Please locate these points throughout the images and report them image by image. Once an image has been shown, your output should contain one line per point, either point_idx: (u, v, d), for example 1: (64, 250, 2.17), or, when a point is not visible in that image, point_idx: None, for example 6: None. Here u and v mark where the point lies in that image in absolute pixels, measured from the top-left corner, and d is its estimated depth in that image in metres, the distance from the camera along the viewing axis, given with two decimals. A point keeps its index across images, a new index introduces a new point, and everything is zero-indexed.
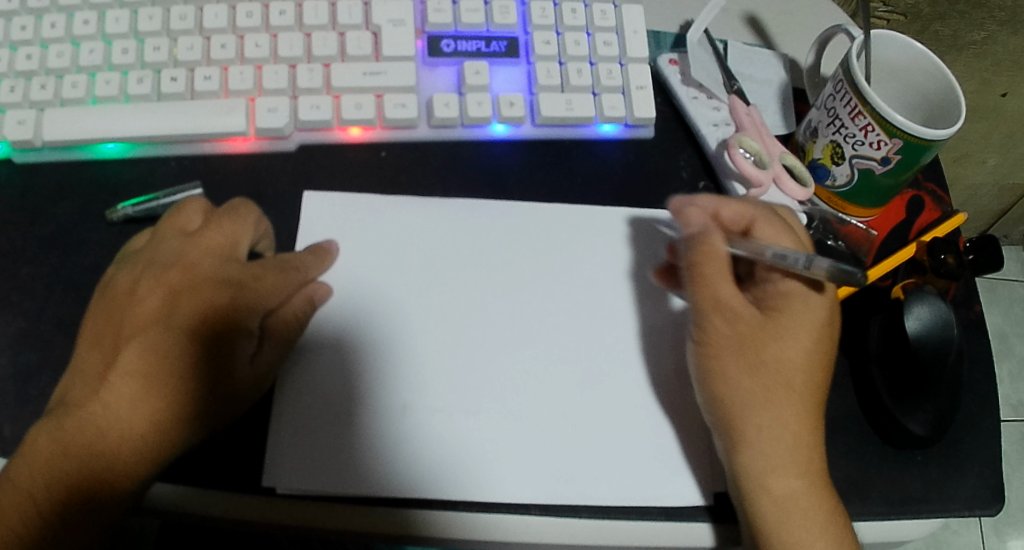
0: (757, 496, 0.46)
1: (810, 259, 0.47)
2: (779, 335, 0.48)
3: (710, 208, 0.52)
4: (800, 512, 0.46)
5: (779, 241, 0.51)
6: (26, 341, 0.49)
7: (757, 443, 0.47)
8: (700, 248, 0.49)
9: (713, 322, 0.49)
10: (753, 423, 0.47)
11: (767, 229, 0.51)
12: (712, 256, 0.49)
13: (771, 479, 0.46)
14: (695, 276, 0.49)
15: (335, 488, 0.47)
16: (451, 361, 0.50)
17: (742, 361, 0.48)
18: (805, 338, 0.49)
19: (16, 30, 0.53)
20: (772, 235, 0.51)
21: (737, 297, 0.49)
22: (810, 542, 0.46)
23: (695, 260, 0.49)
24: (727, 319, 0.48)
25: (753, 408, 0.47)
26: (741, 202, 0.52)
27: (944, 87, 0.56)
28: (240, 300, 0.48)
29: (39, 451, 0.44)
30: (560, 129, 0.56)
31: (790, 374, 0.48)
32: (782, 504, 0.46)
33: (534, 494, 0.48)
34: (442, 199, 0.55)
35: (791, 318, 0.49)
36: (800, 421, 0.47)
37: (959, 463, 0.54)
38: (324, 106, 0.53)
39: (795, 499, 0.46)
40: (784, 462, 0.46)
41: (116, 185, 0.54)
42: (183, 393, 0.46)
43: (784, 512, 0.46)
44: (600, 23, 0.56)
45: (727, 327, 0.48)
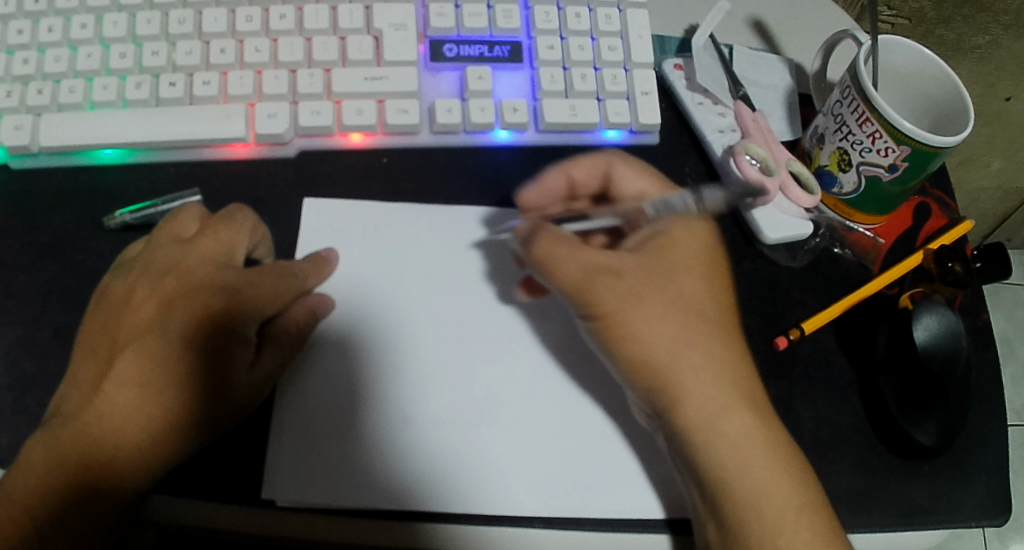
0: (710, 445, 0.47)
1: (698, 196, 0.50)
2: (664, 272, 0.50)
3: (563, 175, 0.54)
4: (755, 450, 0.47)
5: (638, 181, 0.53)
6: (22, 350, 0.48)
7: (695, 392, 0.47)
8: (546, 241, 0.49)
9: (596, 292, 0.49)
10: (684, 369, 0.47)
11: (624, 173, 0.53)
12: (559, 239, 0.50)
13: (719, 423, 0.47)
14: (544, 265, 0.49)
15: (337, 500, 0.46)
16: (452, 372, 0.50)
17: (647, 314, 0.48)
18: (697, 271, 0.51)
19: (13, 34, 0.52)
20: (631, 178, 0.53)
21: (603, 258, 0.50)
22: (772, 480, 0.46)
23: (541, 253, 0.49)
24: (608, 281, 0.49)
25: (676, 353, 0.48)
26: (592, 160, 0.54)
27: (952, 93, 0.55)
28: (236, 306, 0.47)
29: (34, 463, 0.43)
30: (564, 136, 0.55)
31: (700, 309, 0.49)
32: (738, 446, 0.47)
33: (539, 506, 0.47)
34: (446, 205, 0.55)
35: (671, 252, 0.51)
36: (727, 355, 0.49)
37: (967, 474, 0.53)
38: (325, 112, 0.52)
39: (748, 439, 0.47)
40: (727, 402, 0.47)
41: (113, 191, 0.53)
42: (180, 401, 0.45)
43: (740, 449, 0.47)
44: (604, 27, 0.55)
45: (612, 289, 0.49)
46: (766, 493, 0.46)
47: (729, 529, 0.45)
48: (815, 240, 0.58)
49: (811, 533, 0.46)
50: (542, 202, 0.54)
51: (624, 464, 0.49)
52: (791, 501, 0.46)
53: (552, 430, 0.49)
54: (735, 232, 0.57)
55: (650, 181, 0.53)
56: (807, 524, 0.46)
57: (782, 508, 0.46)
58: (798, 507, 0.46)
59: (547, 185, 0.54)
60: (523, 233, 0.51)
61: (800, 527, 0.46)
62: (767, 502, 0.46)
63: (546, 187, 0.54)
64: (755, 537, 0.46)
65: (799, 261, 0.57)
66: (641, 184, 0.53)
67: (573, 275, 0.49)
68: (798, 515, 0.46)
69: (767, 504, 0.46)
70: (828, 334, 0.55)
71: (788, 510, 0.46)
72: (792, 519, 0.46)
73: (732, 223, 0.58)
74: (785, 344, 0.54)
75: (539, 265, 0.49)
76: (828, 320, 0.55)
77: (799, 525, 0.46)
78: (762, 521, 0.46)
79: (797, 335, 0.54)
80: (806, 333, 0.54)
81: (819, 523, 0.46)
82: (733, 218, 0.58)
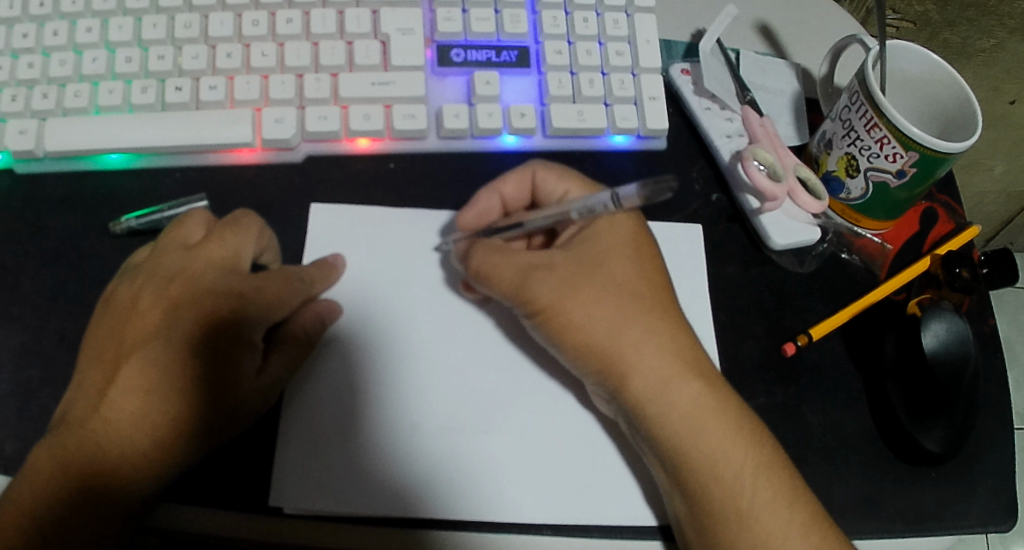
0: (663, 415, 0.46)
1: (616, 195, 0.46)
2: (599, 255, 0.49)
3: (494, 195, 0.52)
4: (707, 415, 0.47)
5: (561, 185, 0.51)
6: (28, 356, 0.48)
7: (641, 368, 0.47)
8: (482, 252, 0.49)
9: (534, 288, 0.47)
10: (629, 346, 0.47)
11: (546, 180, 0.51)
12: (493, 248, 0.49)
13: (668, 393, 0.46)
14: (482, 276, 0.48)
15: (343, 506, 0.46)
16: (459, 378, 0.50)
17: (585, 299, 0.47)
18: (626, 254, 0.49)
19: (17, 38, 0.52)
20: (555, 183, 0.51)
21: (533, 258, 0.49)
22: (735, 449, 0.46)
23: (478, 264, 0.48)
24: (545, 277, 0.48)
25: (619, 332, 0.47)
26: (516, 174, 0.52)
27: (960, 98, 0.55)
28: (243, 311, 0.47)
29: (40, 471, 0.43)
30: (572, 141, 0.55)
31: (633, 286, 0.48)
32: (690, 414, 0.46)
33: (546, 514, 0.47)
34: (453, 212, 0.54)
35: (605, 235, 0.50)
36: (666, 326, 0.48)
37: (975, 479, 0.53)
38: (332, 117, 0.52)
39: (698, 405, 0.47)
40: (672, 372, 0.47)
41: (119, 196, 0.53)
42: (185, 407, 0.45)
43: (694, 422, 0.46)
44: (612, 32, 0.55)
45: (550, 284, 0.48)
46: (722, 457, 0.46)
47: (694, 496, 0.46)
48: (822, 246, 0.58)
49: (772, 492, 0.46)
50: (482, 221, 0.52)
51: (631, 470, 0.49)
52: (750, 463, 0.46)
53: (559, 436, 0.49)
54: (743, 238, 0.57)
55: (574, 181, 0.51)
56: (769, 485, 0.46)
57: (741, 471, 0.46)
58: (766, 475, 0.46)
59: (481, 206, 0.52)
60: (461, 250, 0.51)
61: (762, 488, 0.46)
62: (724, 466, 0.46)
63: (480, 207, 0.52)
64: (718, 501, 0.45)
65: (806, 267, 0.57)
66: (566, 186, 0.51)
67: (508, 275, 0.48)
68: (757, 475, 0.46)
69: (724, 468, 0.46)
70: (836, 340, 0.55)
71: (746, 472, 0.46)
72: (751, 480, 0.46)
73: (740, 229, 0.57)
74: (792, 350, 0.54)
75: (479, 279, 0.49)
76: (836, 325, 0.55)
77: (760, 487, 0.46)
78: (722, 485, 0.46)
79: (805, 341, 0.54)
80: (813, 339, 0.54)
81: (782, 485, 0.46)
82: (741, 223, 0.58)
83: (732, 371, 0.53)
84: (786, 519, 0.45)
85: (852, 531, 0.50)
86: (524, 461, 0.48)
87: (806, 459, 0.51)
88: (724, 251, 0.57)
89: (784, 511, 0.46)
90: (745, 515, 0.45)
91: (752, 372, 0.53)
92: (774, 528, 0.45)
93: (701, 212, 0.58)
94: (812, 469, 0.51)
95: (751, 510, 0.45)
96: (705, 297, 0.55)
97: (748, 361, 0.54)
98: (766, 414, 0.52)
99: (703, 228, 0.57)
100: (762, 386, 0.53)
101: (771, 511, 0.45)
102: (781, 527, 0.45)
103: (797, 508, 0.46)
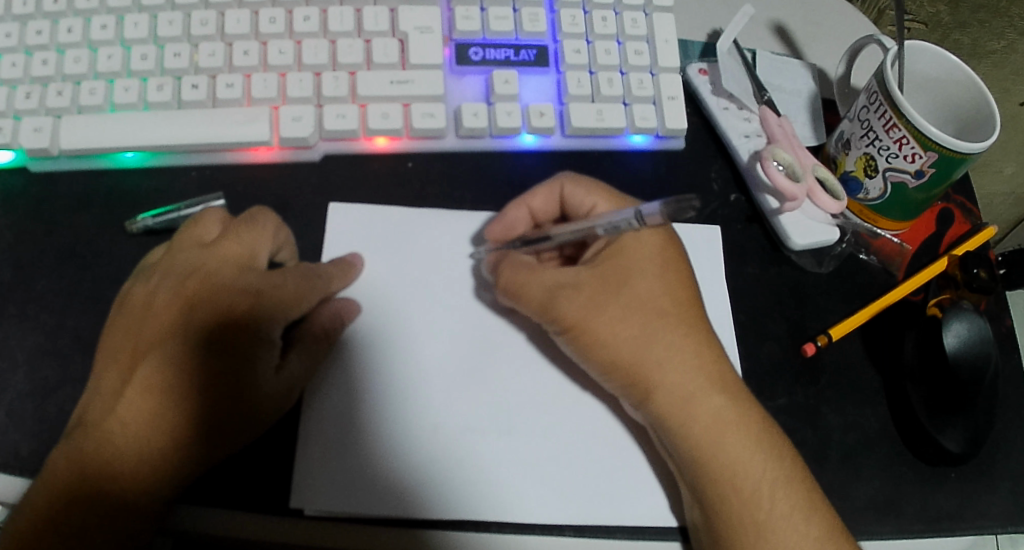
0: (685, 428, 0.46)
1: (639, 213, 0.45)
2: (630, 269, 0.49)
3: (522, 209, 0.52)
4: (730, 429, 0.46)
5: (589, 199, 0.51)
6: (44, 356, 0.48)
7: (665, 383, 0.47)
8: (509, 272, 0.49)
9: (561, 307, 0.48)
10: (653, 361, 0.47)
11: (575, 194, 0.51)
12: (520, 265, 0.49)
13: (692, 407, 0.46)
14: (511, 292, 0.49)
15: (368, 508, 0.45)
16: (480, 379, 0.49)
17: (611, 316, 0.48)
18: (653, 269, 0.49)
19: (31, 35, 0.51)
20: (584, 197, 0.51)
21: (561, 276, 0.49)
22: (755, 462, 0.46)
23: (508, 282, 0.49)
24: (572, 297, 0.48)
25: (643, 348, 0.47)
26: (545, 187, 0.51)
27: (977, 99, 0.55)
28: (260, 308, 0.46)
29: (57, 473, 0.43)
30: (591, 140, 0.55)
31: (658, 302, 0.48)
32: (713, 427, 0.46)
33: (568, 515, 0.46)
34: (471, 212, 0.54)
35: (633, 253, 0.49)
36: (692, 341, 0.48)
37: (994, 480, 0.52)
38: (350, 116, 0.52)
39: (721, 419, 0.46)
40: (696, 387, 0.47)
41: (134, 195, 0.52)
42: (201, 407, 0.44)
43: (716, 434, 0.46)
44: (631, 31, 0.55)
45: (577, 302, 0.48)
46: (742, 469, 0.46)
47: (712, 506, 0.45)
48: (841, 246, 0.57)
49: (791, 505, 0.45)
50: (509, 235, 0.52)
51: (652, 471, 0.48)
52: (769, 475, 0.46)
53: (580, 436, 0.49)
54: (761, 239, 0.57)
55: (601, 195, 0.51)
56: (787, 498, 0.45)
57: (760, 483, 0.46)
58: (784, 487, 0.46)
59: (508, 221, 0.52)
60: (488, 267, 0.51)
61: (780, 500, 0.45)
62: (743, 477, 0.46)
63: (507, 221, 0.52)
64: (736, 512, 0.45)
65: (825, 267, 0.57)
66: (594, 200, 0.51)
67: (535, 295, 0.48)
68: (776, 488, 0.46)
69: (743, 480, 0.46)
70: (855, 340, 0.55)
71: (764, 483, 0.46)
72: (769, 493, 0.45)
73: (759, 229, 0.57)
74: (813, 351, 0.53)
75: (507, 293, 0.49)
76: (856, 326, 0.55)
77: (778, 499, 0.45)
78: (741, 496, 0.45)
79: (825, 341, 0.53)
80: (833, 339, 0.54)
81: (800, 498, 0.46)
82: (760, 224, 0.57)
83: (752, 371, 0.53)
84: (804, 532, 0.45)
85: (873, 532, 0.50)
86: (545, 461, 0.48)
87: (827, 459, 0.51)
88: (743, 251, 0.57)
89: (801, 524, 0.45)
90: (762, 527, 0.45)
91: (772, 373, 0.53)
92: (790, 541, 0.45)
93: (720, 212, 0.57)
94: (833, 470, 0.51)
95: (768, 522, 0.45)
96: (724, 297, 0.55)
97: (768, 361, 0.53)
98: (786, 415, 0.52)
99: (721, 228, 0.57)
100: (782, 387, 0.53)
101: (788, 523, 0.45)
102: (798, 540, 0.45)
103: (814, 522, 0.45)
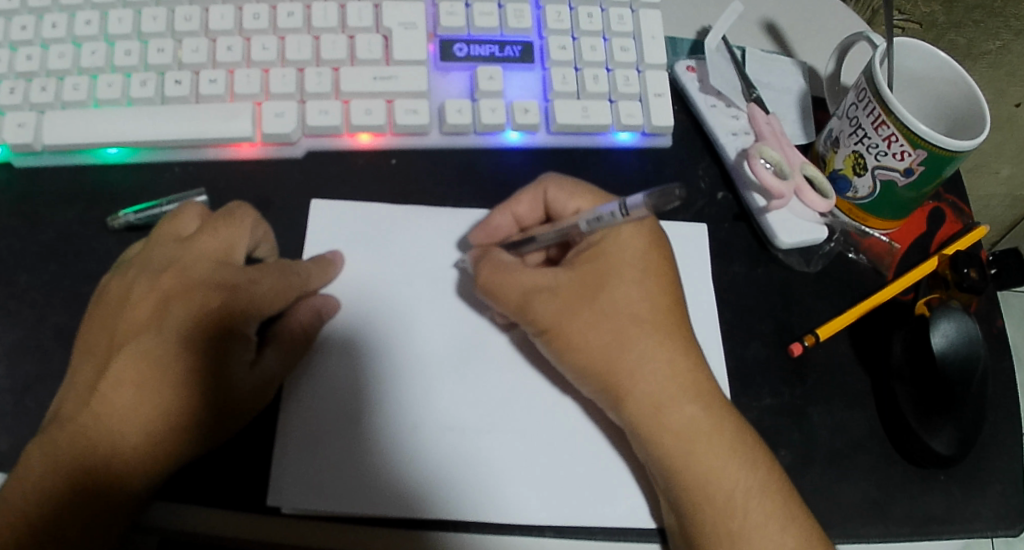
0: (656, 437, 0.46)
1: (625, 206, 0.46)
2: (609, 267, 0.49)
3: (507, 215, 0.52)
4: (702, 438, 0.46)
5: (572, 202, 0.50)
6: (24, 352, 0.47)
7: (639, 390, 0.46)
8: (487, 269, 0.49)
9: (535, 311, 0.48)
10: (624, 368, 0.46)
11: (558, 197, 0.51)
12: (499, 265, 0.49)
13: (663, 417, 0.46)
14: (488, 291, 0.49)
15: (344, 507, 0.45)
16: (461, 378, 0.49)
17: (585, 321, 0.47)
18: (632, 274, 0.48)
19: (15, 30, 0.51)
20: (567, 200, 0.51)
21: (539, 278, 0.48)
22: (729, 468, 0.45)
23: (485, 280, 0.49)
24: (547, 300, 0.48)
25: (616, 356, 0.47)
26: (529, 193, 0.51)
27: (968, 98, 0.54)
28: (233, 304, 0.46)
29: (31, 469, 0.42)
30: (576, 137, 0.54)
31: (634, 309, 0.48)
32: (685, 437, 0.46)
33: (548, 516, 0.46)
34: (455, 209, 0.54)
35: (612, 251, 0.49)
36: (666, 350, 0.47)
37: (982, 483, 0.52)
38: (333, 112, 0.51)
39: (693, 430, 0.46)
40: (668, 396, 0.46)
41: (117, 191, 0.52)
42: (176, 402, 0.44)
43: (691, 440, 0.46)
44: (617, 28, 0.54)
45: (551, 306, 0.48)
46: (715, 478, 0.45)
47: (686, 513, 0.45)
48: (829, 245, 0.57)
49: (764, 516, 0.45)
50: (493, 238, 0.52)
51: (634, 472, 0.48)
52: (742, 485, 0.45)
53: (562, 436, 0.48)
54: (749, 237, 0.57)
55: (585, 197, 0.50)
56: (760, 507, 0.45)
57: (732, 493, 0.45)
58: (758, 495, 0.45)
59: (492, 225, 0.52)
60: (471, 261, 0.51)
61: (753, 510, 0.45)
62: (717, 485, 0.45)
63: (491, 225, 0.52)
64: (708, 521, 0.44)
65: (813, 266, 0.56)
66: (577, 202, 0.50)
67: (511, 295, 0.48)
68: (749, 497, 0.45)
69: (719, 487, 0.45)
70: (843, 340, 0.54)
71: (738, 490, 0.45)
72: (742, 502, 0.45)
73: (746, 228, 0.57)
74: (799, 350, 0.53)
75: (485, 294, 0.49)
76: (843, 326, 0.54)
77: (751, 509, 0.45)
78: (713, 505, 0.45)
79: (812, 341, 0.53)
80: (821, 339, 0.53)
81: (775, 508, 0.45)
82: (747, 222, 0.57)
83: (738, 370, 0.52)
84: (776, 542, 0.44)
85: (858, 534, 0.49)
86: (526, 461, 0.47)
87: (813, 460, 0.51)
88: (730, 250, 0.56)
89: (775, 534, 0.44)
90: (736, 536, 0.44)
91: (759, 373, 0.53)
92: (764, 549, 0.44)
93: (707, 210, 0.57)
94: (819, 471, 0.50)
95: (741, 531, 0.44)
96: (710, 296, 0.54)
97: (755, 361, 0.53)
98: (773, 415, 0.51)
99: (708, 226, 0.56)
100: (769, 387, 0.52)
101: (760, 533, 0.44)
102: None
103: (789, 532, 0.45)
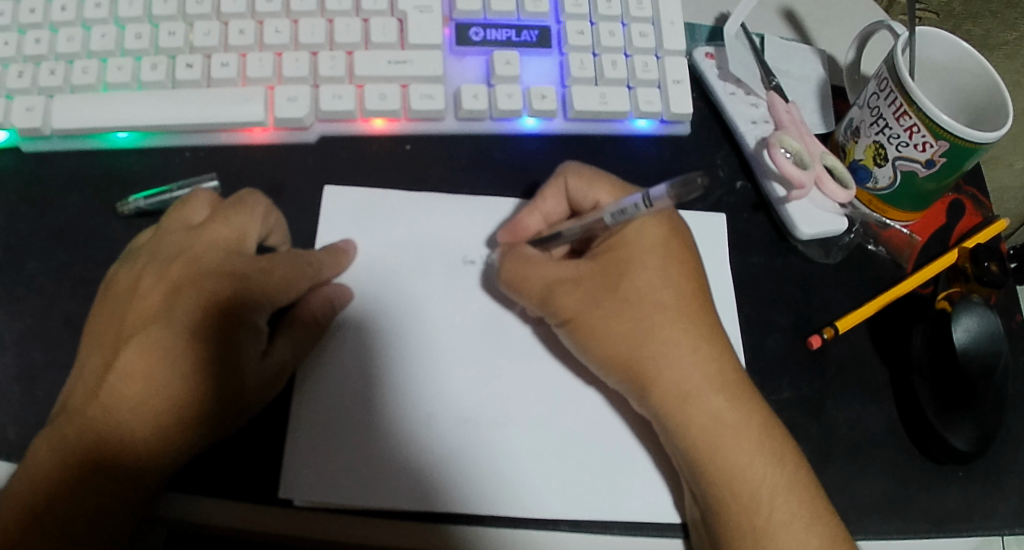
0: (684, 427, 0.45)
1: (646, 196, 0.45)
2: (633, 265, 0.47)
3: (535, 214, 0.51)
4: (728, 432, 0.45)
5: (593, 191, 0.50)
6: (32, 339, 0.47)
7: (664, 382, 0.45)
8: (511, 263, 0.48)
9: (559, 303, 0.47)
10: (649, 356, 0.46)
11: (579, 186, 0.50)
12: (524, 259, 0.48)
13: (689, 407, 0.45)
14: (513, 286, 0.48)
15: (361, 502, 0.44)
16: (471, 372, 0.48)
17: (608, 311, 0.47)
18: (654, 261, 0.47)
19: (24, 13, 0.50)
20: (587, 191, 0.50)
21: (563, 270, 0.48)
22: (745, 467, 0.44)
23: (509, 276, 0.48)
24: (570, 291, 0.47)
25: (638, 345, 0.46)
26: (552, 188, 0.50)
27: (989, 87, 0.53)
28: (244, 293, 0.45)
29: (40, 462, 0.41)
30: (593, 124, 0.54)
31: (657, 296, 0.47)
32: (711, 429, 0.45)
33: (565, 510, 0.45)
34: (470, 197, 0.53)
35: (634, 243, 0.48)
36: (690, 338, 0.46)
37: (1001, 480, 0.51)
38: (347, 96, 0.51)
39: (719, 420, 0.45)
40: (692, 387, 0.45)
41: (127, 176, 0.51)
42: (186, 393, 0.43)
43: (716, 434, 0.45)
44: (635, 13, 0.53)
45: (575, 297, 0.47)
46: (740, 473, 0.44)
47: (710, 506, 0.44)
48: (849, 237, 0.56)
49: (791, 513, 0.44)
50: (519, 237, 0.51)
51: (650, 464, 0.47)
52: (769, 481, 0.44)
53: (577, 429, 0.47)
54: (768, 227, 0.56)
55: (604, 188, 0.49)
56: (787, 505, 0.44)
57: (759, 489, 0.44)
58: (785, 493, 0.44)
59: (520, 225, 0.50)
60: (498, 256, 0.50)
61: (779, 508, 0.44)
62: (741, 482, 0.44)
63: (519, 224, 0.50)
64: (733, 516, 0.44)
65: (832, 258, 0.55)
66: (597, 194, 0.49)
67: (535, 287, 0.48)
68: (775, 494, 0.44)
69: (743, 484, 0.44)
70: (863, 333, 0.53)
71: (765, 487, 0.44)
72: (768, 499, 0.44)
73: (765, 217, 0.56)
74: (819, 343, 0.52)
75: (511, 289, 0.48)
76: (863, 318, 0.53)
77: (777, 507, 0.44)
78: (739, 500, 0.44)
79: (831, 334, 0.52)
80: (840, 331, 0.53)
81: (802, 506, 0.44)
82: (766, 212, 0.56)
83: (755, 362, 0.52)
84: (802, 541, 0.43)
85: (877, 531, 0.48)
86: (541, 455, 0.46)
87: (832, 456, 0.50)
88: (748, 240, 0.55)
89: (800, 532, 0.44)
90: (761, 534, 0.44)
91: (777, 365, 0.52)
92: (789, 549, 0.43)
93: (726, 200, 0.56)
94: (838, 466, 0.49)
95: (767, 528, 0.44)
96: (728, 287, 0.53)
97: (773, 353, 0.52)
98: (791, 409, 0.50)
99: (726, 216, 0.56)
100: (787, 381, 0.51)
101: (787, 530, 0.44)
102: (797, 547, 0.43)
103: (814, 531, 0.44)
